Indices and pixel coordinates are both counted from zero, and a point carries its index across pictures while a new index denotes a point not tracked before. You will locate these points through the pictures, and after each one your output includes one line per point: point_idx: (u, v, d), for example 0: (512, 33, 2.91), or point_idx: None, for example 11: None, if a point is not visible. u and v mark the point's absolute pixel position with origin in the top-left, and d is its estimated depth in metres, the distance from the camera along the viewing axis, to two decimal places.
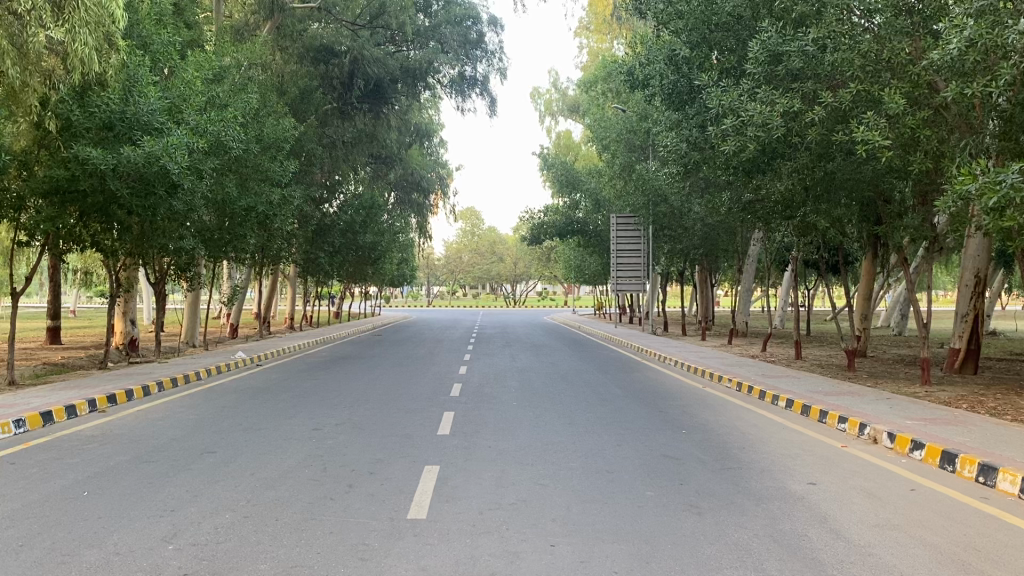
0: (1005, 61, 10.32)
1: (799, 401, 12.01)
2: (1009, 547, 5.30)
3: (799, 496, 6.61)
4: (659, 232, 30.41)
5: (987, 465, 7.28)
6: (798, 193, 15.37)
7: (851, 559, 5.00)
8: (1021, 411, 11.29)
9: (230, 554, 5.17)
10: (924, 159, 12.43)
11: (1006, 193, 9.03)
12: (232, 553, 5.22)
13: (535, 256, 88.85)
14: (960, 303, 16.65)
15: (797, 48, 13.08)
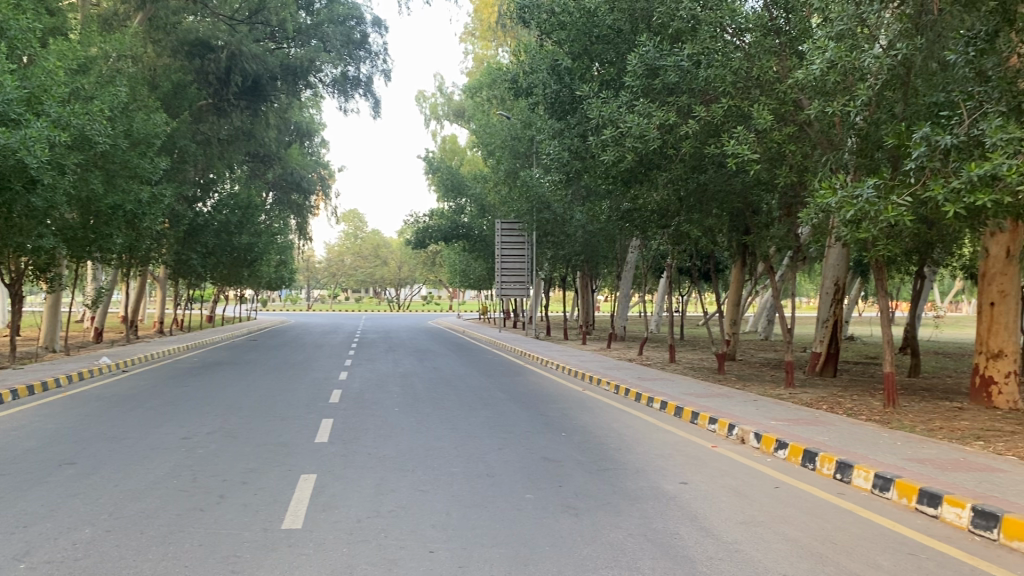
0: (861, 83, 11.01)
1: (673, 403, 12.44)
2: (863, 539, 5.63)
3: (671, 495, 6.85)
4: (542, 238, 30.84)
5: (844, 462, 7.74)
6: (672, 203, 15.83)
7: (719, 555, 5.19)
8: (874, 411, 12.05)
9: (86, 572, 4.89)
10: (790, 174, 13.12)
11: (861, 207, 9.66)
12: (89, 570, 4.93)
13: (418, 260, 88.36)
14: (821, 310, 17.58)
15: (673, 62, 13.48)
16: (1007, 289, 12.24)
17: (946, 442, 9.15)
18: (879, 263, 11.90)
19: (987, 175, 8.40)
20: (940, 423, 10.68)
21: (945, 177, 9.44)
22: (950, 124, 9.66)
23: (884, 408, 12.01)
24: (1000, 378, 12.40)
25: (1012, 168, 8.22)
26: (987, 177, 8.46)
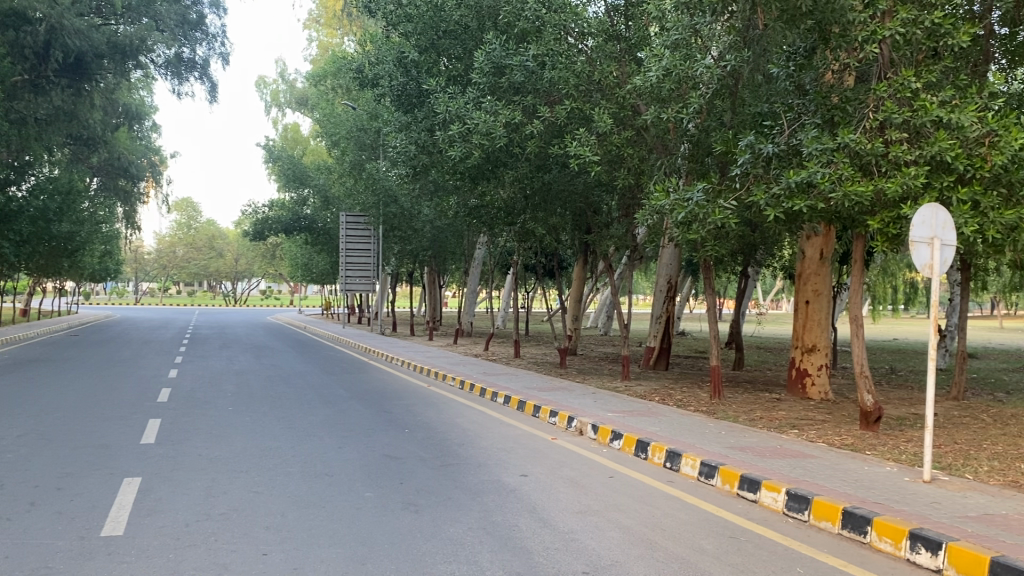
0: (694, 91, 11.56)
1: (515, 398, 12.62)
2: (689, 524, 5.92)
3: (511, 488, 6.93)
4: (388, 232, 30.57)
5: (673, 451, 8.11)
6: (518, 201, 16.06)
7: (556, 545, 5.30)
8: (702, 402, 12.69)
9: None
10: (627, 175, 13.60)
11: (692, 209, 10.15)
12: None
13: (258, 253, 85.20)
14: (655, 306, 18.37)
15: (518, 62, 13.57)
16: (820, 288, 13.22)
17: (766, 431, 9.77)
18: (708, 263, 12.55)
19: (803, 182, 9.03)
20: (761, 413, 11.39)
21: (767, 183, 10.06)
22: (772, 133, 10.31)
23: (712, 399, 12.69)
24: (813, 371, 13.38)
25: (824, 176, 8.87)
26: (803, 184, 9.09)
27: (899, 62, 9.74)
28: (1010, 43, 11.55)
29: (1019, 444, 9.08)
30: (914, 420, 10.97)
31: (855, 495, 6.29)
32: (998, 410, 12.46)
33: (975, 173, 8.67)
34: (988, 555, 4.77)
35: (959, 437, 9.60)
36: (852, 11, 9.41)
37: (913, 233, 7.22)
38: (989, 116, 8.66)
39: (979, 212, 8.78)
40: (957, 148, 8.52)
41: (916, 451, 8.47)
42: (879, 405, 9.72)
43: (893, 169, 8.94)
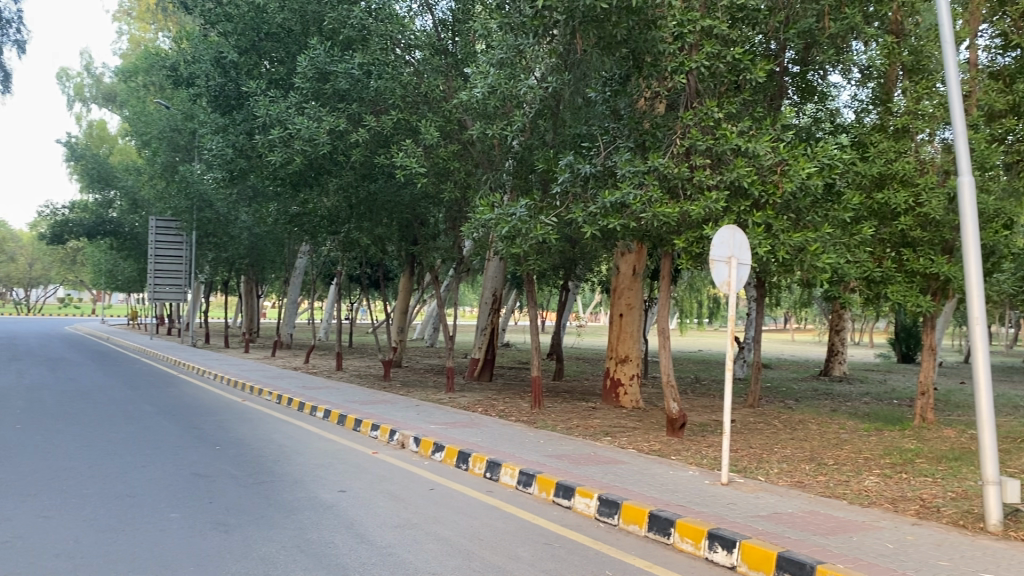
0: (518, 109, 11.82)
1: (335, 412, 12.37)
2: (506, 533, 6.03)
3: (328, 504, 6.78)
4: (204, 238, 29.22)
5: (493, 462, 8.23)
6: (343, 210, 15.80)
7: (372, 560, 5.26)
8: (523, 412, 12.97)
9: None
10: (454, 189, 13.73)
11: (515, 225, 10.35)
12: None
13: (56, 258, 78.72)
14: (480, 318, 18.54)
15: (344, 69, 13.34)
16: (633, 302, 13.89)
17: (582, 439, 10.15)
18: (530, 276, 12.84)
19: (617, 203, 9.44)
20: (578, 422, 11.79)
21: (586, 202, 10.43)
22: (591, 154, 10.72)
23: (532, 409, 13.01)
24: (626, 380, 14.04)
25: (636, 198, 9.33)
26: (617, 204, 9.52)
27: (704, 93, 10.45)
28: (801, 81, 12.53)
29: (805, 447, 9.92)
30: (714, 426, 11.75)
31: (660, 498, 6.65)
32: (788, 416, 13.57)
33: (769, 198, 9.43)
34: (775, 550, 5.18)
35: (754, 441, 10.36)
36: (663, 42, 10.02)
37: (713, 252, 7.72)
38: (781, 147, 9.40)
39: (771, 234, 9.58)
40: (753, 175, 9.24)
41: (716, 455, 9.07)
42: (684, 412, 10.33)
43: (697, 192, 9.56)
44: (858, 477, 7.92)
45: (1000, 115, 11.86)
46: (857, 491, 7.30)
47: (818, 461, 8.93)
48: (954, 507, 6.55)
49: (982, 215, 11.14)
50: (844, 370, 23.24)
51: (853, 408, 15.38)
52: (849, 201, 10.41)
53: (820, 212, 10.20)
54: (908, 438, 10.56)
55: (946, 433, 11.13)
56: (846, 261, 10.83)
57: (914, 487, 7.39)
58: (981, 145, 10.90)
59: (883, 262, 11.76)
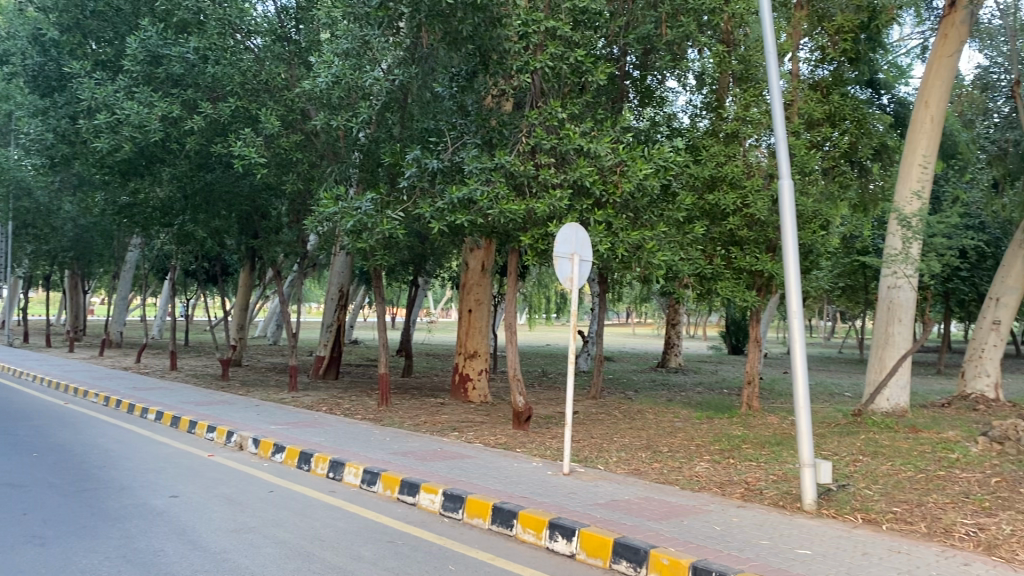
0: (364, 101, 11.49)
1: (168, 413, 11.75)
2: (348, 533, 5.93)
3: (159, 511, 6.43)
4: (20, 228, 27.03)
5: (335, 461, 8.07)
6: (177, 201, 15.01)
7: (205, 567, 5.03)
8: (368, 410, 12.80)
9: None
10: (297, 181, 13.39)
11: (361, 219, 10.16)
12: None
13: None
14: (326, 315, 18.09)
15: (177, 53, 12.62)
16: (481, 298, 13.97)
17: (429, 435, 10.14)
18: (378, 272, 12.66)
19: (464, 198, 9.47)
20: (425, 418, 11.75)
21: (432, 198, 10.38)
22: (437, 150, 10.69)
23: (378, 406, 12.86)
24: (474, 375, 14.14)
25: (483, 194, 9.40)
26: (464, 200, 9.54)
27: (548, 93, 10.69)
28: (641, 85, 12.86)
29: (642, 436, 10.33)
30: (558, 418, 12.04)
31: (504, 491, 6.73)
32: (627, 406, 14.09)
33: (609, 197, 9.75)
34: (612, 537, 5.36)
35: (595, 432, 10.68)
36: (508, 41, 10.21)
37: (557, 249, 7.90)
38: (620, 148, 9.73)
39: (611, 232, 9.92)
40: (594, 175, 9.52)
41: (559, 446, 9.28)
42: (529, 406, 10.51)
43: (542, 190, 9.74)
44: (689, 463, 8.33)
45: (817, 123, 12.74)
46: (689, 476, 7.67)
47: (654, 449, 9.32)
48: (774, 489, 7.02)
49: (801, 217, 11.98)
50: (680, 361, 24.39)
51: (687, 398, 16.16)
52: (683, 201, 10.89)
53: (655, 212, 10.62)
54: (736, 425, 11.21)
55: (769, 419, 11.90)
56: (680, 258, 11.33)
57: (739, 471, 7.86)
58: (801, 151, 11.67)
59: (713, 259, 12.37)
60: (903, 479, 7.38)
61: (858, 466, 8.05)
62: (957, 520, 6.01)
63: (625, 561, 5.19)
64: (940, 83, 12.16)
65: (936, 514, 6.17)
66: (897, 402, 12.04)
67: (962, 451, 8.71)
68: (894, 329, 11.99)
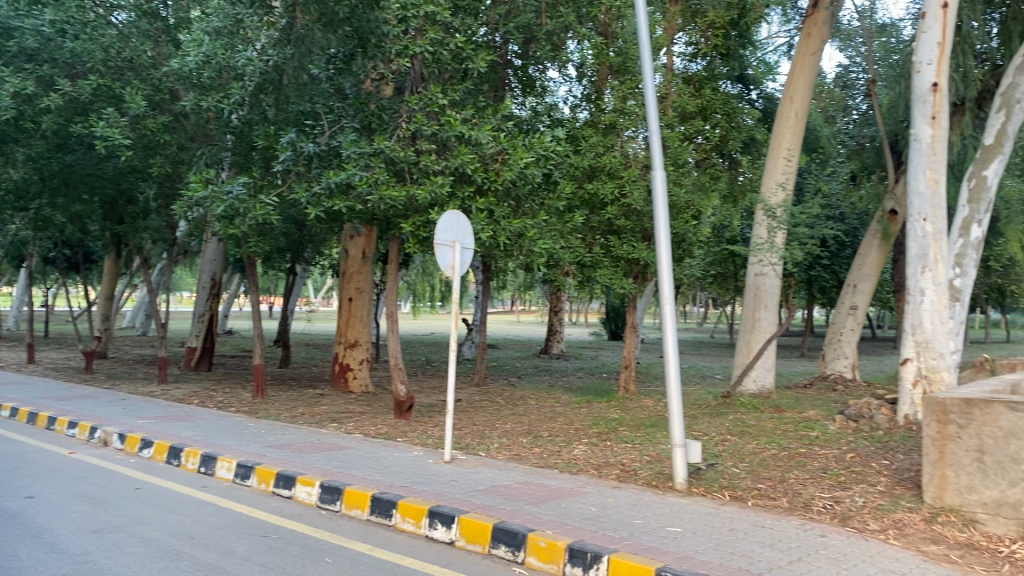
0: (237, 82, 10.95)
1: (24, 409, 11.04)
2: (220, 529, 5.74)
3: (11, 513, 6.03)
4: None
5: (208, 456, 7.78)
6: (32, 184, 14.10)
7: (63, 571, 4.76)
8: (244, 402, 12.42)
9: None
10: (164, 164, 12.87)
11: (233, 203, 9.82)
12: None
13: None
14: (197, 304, 17.48)
15: (31, 25, 11.90)
16: (362, 286, 13.75)
17: (307, 427, 9.93)
18: (253, 259, 12.28)
19: (342, 183, 9.28)
20: (303, 410, 11.49)
21: (309, 182, 10.13)
22: (314, 133, 10.44)
23: (254, 398, 12.49)
24: (355, 365, 13.93)
25: (362, 179, 9.25)
26: (342, 185, 9.36)
27: (428, 78, 10.63)
28: (523, 74, 12.93)
29: (523, 421, 10.43)
30: (440, 406, 12.03)
31: (383, 481, 6.67)
32: (509, 393, 14.19)
33: (490, 185, 9.78)
34: (491, 522, 5.39)
35: (477, 419, 10.70)
36: (386, 24, 10.05)
37: (439, 236, 7.83)
38: (501, 136, 9.76)
39: (493, 220, 9.98)
40: (475, 162, 9.54)
41: (440, 434, 9.26)
42: (410, 395, 10.45)
43: (422, 176, 9.66)
44: (568, 447, 8.47)
45: (691, 116, 13.19)
46: (567, 460, 7.81)
47: (534, 434, 9.42)
48: (648, 469, 7.23)
49: (675, 206, 12.39)
50: (562, 348, 24.79)
51: (568, 383, 16.43)
52: (563, 190, 11.02)
53: (537, 200, 10.72)
54: (614, 409, 11.48)
55: (645, 402, 12.24)
56: (561, 246, 11.48)
57: (616, 453, 8.05)
58: (675, 143, 12.12)
59: (593, 247, 12.59)
60: (767, 457, 7.75)
61: (726, 445, 8.40)
62: (816, 494, 6.36)
63: (503, 546, 5.23)
64: (804, 80, 12.77)
65: (797, 489, 6.50)
66: (763, 383, 12.65)
67: (821, 429, 9.22)
68: (760, 314, 12.54)
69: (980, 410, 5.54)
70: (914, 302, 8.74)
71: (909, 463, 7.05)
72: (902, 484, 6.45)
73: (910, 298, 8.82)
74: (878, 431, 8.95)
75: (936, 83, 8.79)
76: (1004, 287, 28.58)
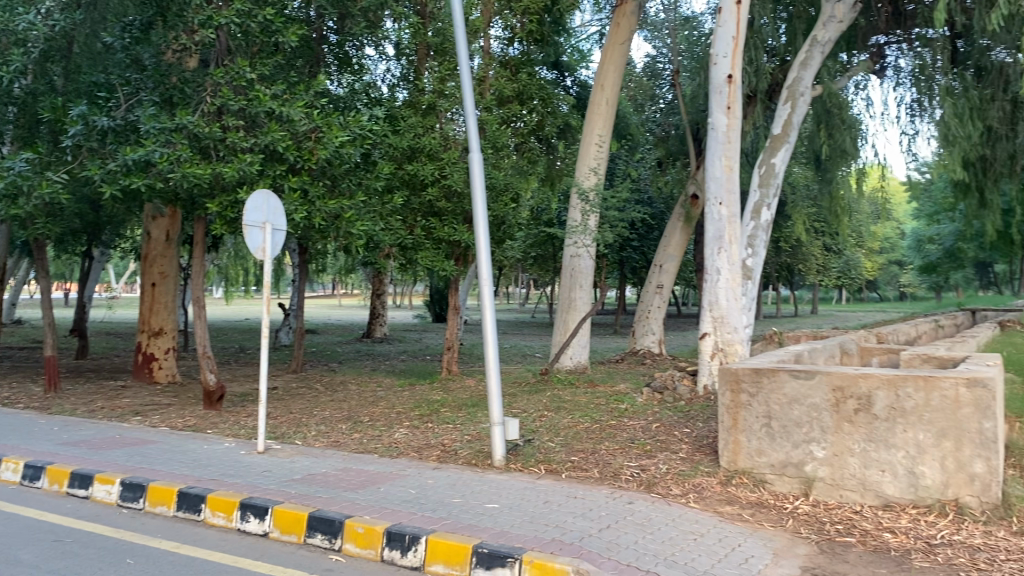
0: (18, 48, 9.96)
1: None
2: (5, 536, 5.25)
3: None
4: None
5: None
6: None
7: None
8: (33, 397, 11.41)
9: None
10: None
11: (15, 180, 8.96)
12: None
13: None
14: None
15: None
16: (166, 271, 13.00)
17: (106, 421, 9.28)
18: (41, 242, 11.30)
19: (140, 160, 8.69)
20: (102, 404, 10.72)
21: (104, 159, 9.40)
22: (108, 106, 9.69)
23: (46, 392, 11.52)
24: (160, 354, 13.15)
25: (162, 156, 8.71)
26: (140, 162, 8.77)
27: (235, 51, 10.21)
28: (339, 51, 12.55)
29: (343, 407, 10.26)
30: (255, 395, 11.60)
31: (190, 475, 6.35)
32: (328, 379, 13.90)
33: (303, 164, 9.49)
34: (307, 511, 5.27)
35: (294, 407, 10.43)
36: None
37: (247, 218, 7.50)
38: (314, 113, 9.46)
39: (307, 200, 9.70)
40: (287, 141, 9.21)
41: (254, 424, 8.94)
42: (222, 384, 10.01)
43: (230, 154, 9.24)
44: (389, 430, 8.42)
45: (509, 100, 13.36)
46: (387, 444, 7.76)
47: (354, 419, 9.29)
48: (468, 449, 7.32)
49: (494, 189, 12.51)
50: (384, 331, 24.59)
51: (389, 367, 16.32)
52: (381, 170, 10.87)
53: (354, 180, 10.53)
54: (435, 390, 11.53)
55: (466, 383, 12.36)
56: (380, 228, 11.34)
57: (435, 434, 8.09)
58: (493, 126, 12.26)
59: (414, 230, 12.46)
60: (581, 430, 8.05)
61: (543, 421, 8.65)
62: (624, 464, 6.68)
63: (319, 535, 5.13)
64: (613, 69, 13.24)
65: (607, 459, 6.80)
66: (579, 360, 13.08)
67: (630, 401, 9.69)
68: (576, 294, 12.95)
69: (768, 379, 6.01)
70: (711, 280, 9.37)
71: (707, 431, 7.55)
72: (701, 450, 6.91)
73: (707, 276, 9.45)
74: (681, 401, 9.53)
75: (730, 76, 9.37)
76: (792, 266, 31.18)
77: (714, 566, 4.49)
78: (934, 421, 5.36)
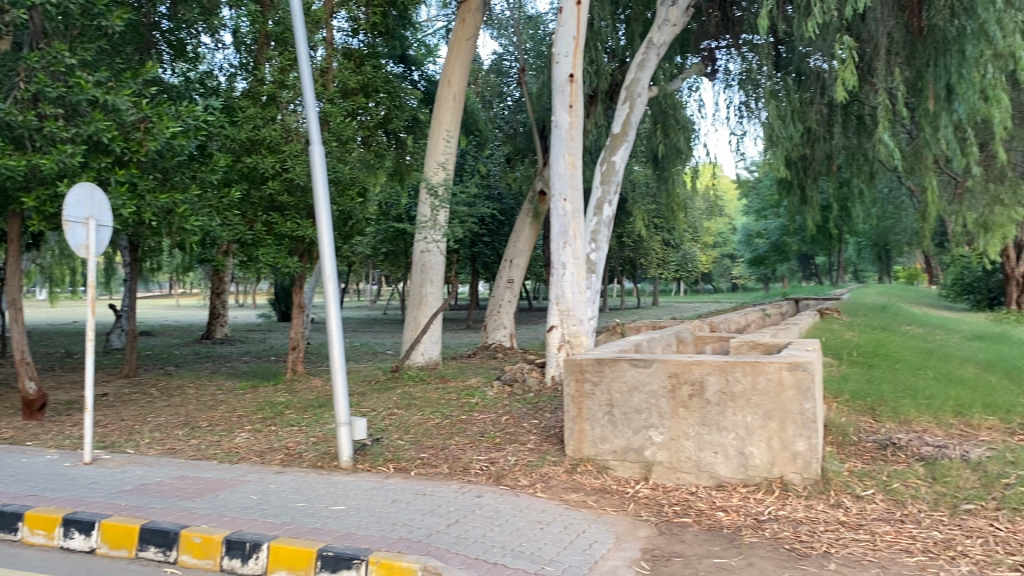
0: None
1: None
2: None
3: None
4: None
5: None
6: None
7: None
8: None
9: None
10: None
11: None
12: None
13: None
14: None
15: None
16: None
17: None
18: None
19: None
20: None
21: None
22: None
23: None
24: None
25: None
26: None
27: (52, 35, 9.52)
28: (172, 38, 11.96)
29: (179, 413, 9.78)
30: (82, 402, 10.86)
31: (5, 492, 5.86)
32: (164, 383, 13.20)
33: (132, 156, 8.95)
34: (138, 524, 4.98)
35: (124, 413, 9.84)
36: None
37: (69, 213, 6.98)
38: (143, 102, 8.95)
39: (136, 193, 9.17)
40: (113, 131, 8.65)
41: (80, 433, 8.36)
42: (43, 392, 9.32)
43: (48, 145, 8.59)
44: (229, 435, 8.08)
45: (353, 93, 13.11)
46: (228, 449, 7.45)
47: (191, 425, 8.86)
48: (314, 451, 7.14)
49: (340, 184, 12.24)
50: (225, 332, 23.61)
51: (231, 369, 15.68)
52: (217, 163, 10.43)
53: (186, 173, 10.06)
54: (280, 392, 11.19)
55: (313, 383, 12.07)
56: (217, 223, 10.88)
57: (279, 438, 7.83)
58: (338, 119, 12.02)
59: (254, 225, 12.05)
60: (430, 427, 8.03)
61: (392, 419, 8.57)
62: (473, 458, 6.70)
63: (152, 548, 4.86)
64: (459, 64, 13.25)
65: (456, 454, 6.81)
66: (430, 356, 13.01)
67: (480, 395, 9.75)
68: (427, 290, 12.91)
69: (609, 369, 6.19)
70: (557, 274, 9.58)
71: (554, 421, 7.70)
72: (548, 441, 7.03)
73: (552, 270, 9.65)
74: (529, 393, 9.70)
75: (572, 74, 9.58)
76: (633, 260, 32.35)
77: (560, 554, 4.59)
78: (761, 404, 5.69)
